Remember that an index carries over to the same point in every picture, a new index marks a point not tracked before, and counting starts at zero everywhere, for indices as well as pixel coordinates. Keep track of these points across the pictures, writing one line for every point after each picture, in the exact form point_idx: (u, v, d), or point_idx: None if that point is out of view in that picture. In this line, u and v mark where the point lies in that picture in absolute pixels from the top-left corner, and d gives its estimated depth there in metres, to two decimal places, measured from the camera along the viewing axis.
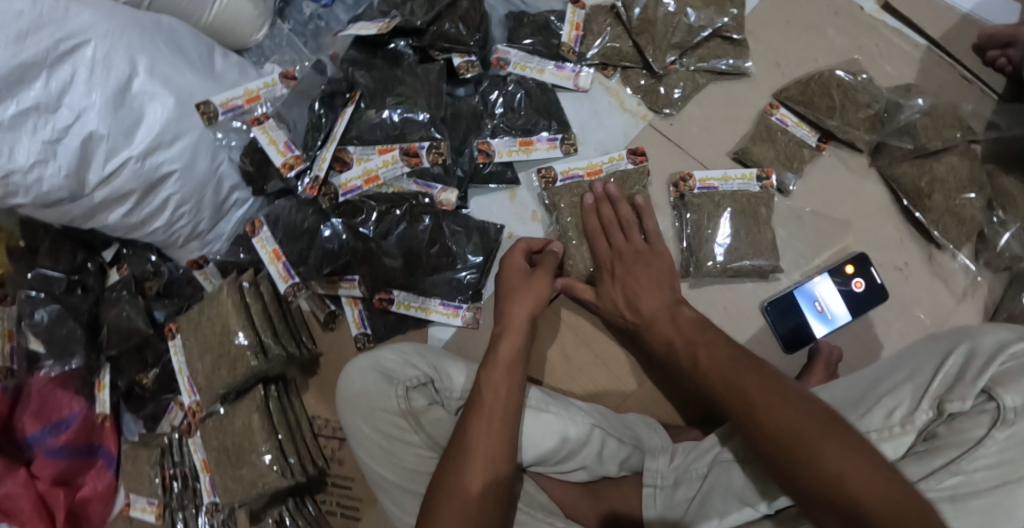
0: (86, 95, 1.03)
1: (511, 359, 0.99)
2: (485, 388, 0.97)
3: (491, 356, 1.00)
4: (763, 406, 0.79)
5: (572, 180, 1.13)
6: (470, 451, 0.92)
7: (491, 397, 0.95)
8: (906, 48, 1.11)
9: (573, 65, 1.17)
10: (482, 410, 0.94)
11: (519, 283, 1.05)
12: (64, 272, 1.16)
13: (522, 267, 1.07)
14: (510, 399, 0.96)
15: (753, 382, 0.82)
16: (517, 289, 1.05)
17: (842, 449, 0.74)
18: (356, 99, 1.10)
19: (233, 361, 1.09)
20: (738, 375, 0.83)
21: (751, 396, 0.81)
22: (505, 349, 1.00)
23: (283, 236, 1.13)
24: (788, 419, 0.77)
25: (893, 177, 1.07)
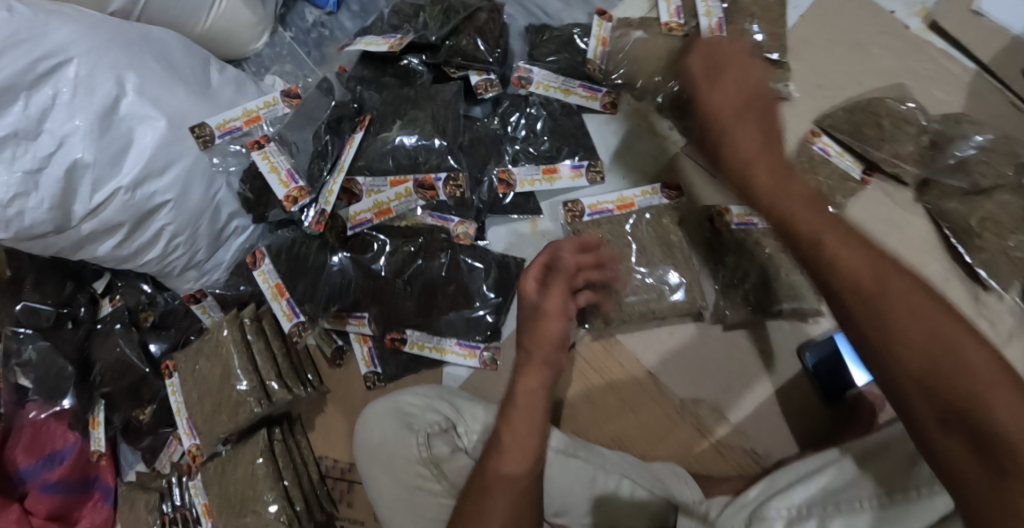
0: (69, 120, 0.94)
1: (529, 393, 0.89)
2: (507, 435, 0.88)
3: (512, 401, 0.90)
4: (997, 417, 0.57)
5: (601, 214, 1.04)
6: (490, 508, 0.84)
7: (510, 439, 0.87)
8: (955, 72, 1.02)
9: (600, 85, 1.07)
10: (505, 450, 0.87)
11: (532, 322, 0.89)
12: (53, 305, 1.08)
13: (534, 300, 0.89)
14: (531, 442, 0.87)
15: (977, 383, 0.58)
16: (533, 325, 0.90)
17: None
18: (365, 124, 1.02)
19: (235, 407, 1.02)
20: (960, 344, 0.59)
21: (967, 368, 0.58)
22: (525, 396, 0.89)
23: (286, 271, 1.04)
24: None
25: (943, 212, 1.00)
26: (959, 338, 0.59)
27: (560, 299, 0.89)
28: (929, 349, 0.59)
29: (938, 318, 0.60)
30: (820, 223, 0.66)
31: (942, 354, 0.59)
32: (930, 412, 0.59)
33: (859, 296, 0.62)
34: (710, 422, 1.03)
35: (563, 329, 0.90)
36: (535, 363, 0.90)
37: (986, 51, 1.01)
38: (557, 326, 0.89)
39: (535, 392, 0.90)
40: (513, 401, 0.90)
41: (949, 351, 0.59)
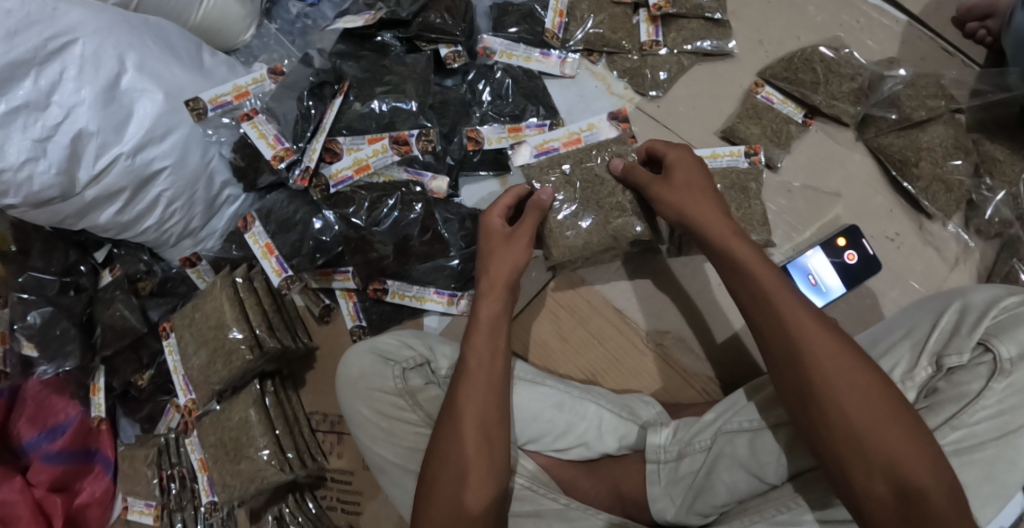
0: (76, 92, 1.03)
1: (494, 320, 0.96)
2: (471, 358, 0.93)
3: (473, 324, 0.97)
4: (830, 387, 0.77)
5: (548, 152, 1.10)
6: (463, 435, 0.89)
7: (475, 363, 0.93)
8: (885, 23, 1.12)
9: (558, 52, 1.18)
10: (468, 375, 0.92)
11: (500, 247, 1.00)
12: (56, 274, 1.15)
13: (501, 228, 1.01)
14: (495, 365, 0.93)
15: (799, 313, 0.81)
16: (495, 252, 1.00)
17: (897, 420, 0.76)
18: (345, 90, 1.11)
19: (228, 356, 1.08)
20: (805, 328, 0.80)
21: (806, 340, 0.79)
22: (486, 314, 0.96)
23: (275, 229, 1.13)
24: (860, 380, 0.77)
25: (881, 148, 1.08)
26: (805, 320, 0.80)
27: (527, 227, 1.00)
28: (790, 331, 0.80)
29: (800, 315, 0.81)
30: (696, 194, 0.94)
31: (793, 336, 0.80)
32: (789, 372, 0.80)
33: (745, 281, 0.85)
34: (675, 351, 1.09)
35: (525, 258, 1.00)
36: (498, 294, 0.98)
37: (914, 3, 1.12)
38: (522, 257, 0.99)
39: (494, 316, 0.97)
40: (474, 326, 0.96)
41: (794, 330, 0.80)
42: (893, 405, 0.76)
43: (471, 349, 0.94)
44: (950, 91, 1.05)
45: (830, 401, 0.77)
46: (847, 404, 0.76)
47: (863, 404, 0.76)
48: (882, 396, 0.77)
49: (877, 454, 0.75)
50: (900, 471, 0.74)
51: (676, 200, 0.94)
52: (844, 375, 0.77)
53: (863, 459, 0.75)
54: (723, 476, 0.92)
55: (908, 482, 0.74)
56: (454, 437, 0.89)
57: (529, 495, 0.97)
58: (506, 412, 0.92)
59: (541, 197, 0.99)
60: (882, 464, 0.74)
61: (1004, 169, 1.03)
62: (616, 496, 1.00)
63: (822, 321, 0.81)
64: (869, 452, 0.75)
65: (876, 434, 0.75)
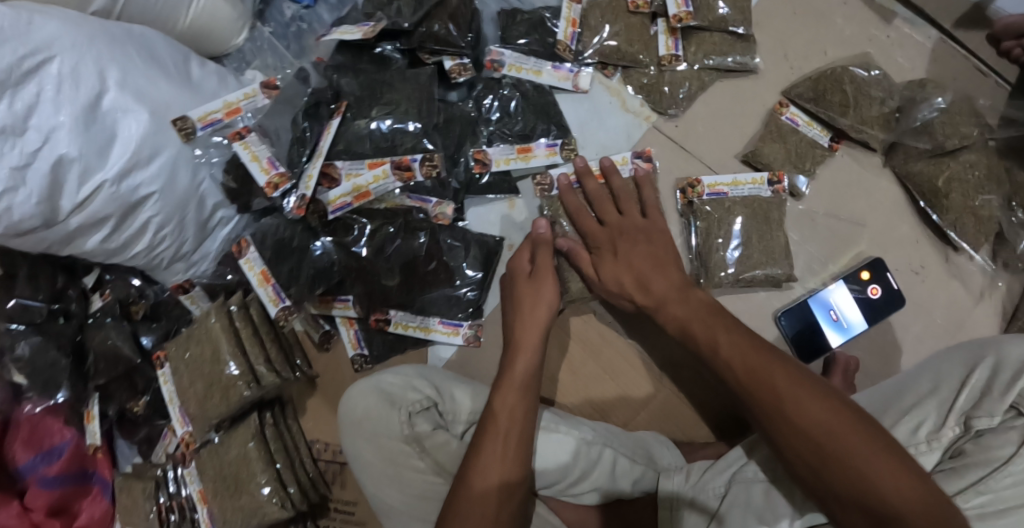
0: (55, 114, 0.96)
1: (527, 375, 0.95)
2: (500, 407, 0.93)
3: (508, 377, 0.95)
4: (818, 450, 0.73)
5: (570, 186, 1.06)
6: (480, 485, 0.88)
7: (504, 414, 0.92)
8: (915, 38, 1.05)
9: (571, 65, 1.11)
10: (495, 420, 0.91)
11: (526, 291, 0.99)
12: (45, 300, 1.09)
13: (524, 269, 1.01)
14: (526, 419, 0.92)
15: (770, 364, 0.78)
16: (525, 298, 0.99)
17: (894, 464, 0.70)
18: (342, 110, 1.04)
19: (225, 391, 1.04)
20: (789, 396, 0.76)
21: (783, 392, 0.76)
22: (521, 368, 0.95)
23: (272, 256, 1.07)
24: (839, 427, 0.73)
25: (909, 175, 1.02)
26: (788, 384, 0.76)
27: (548, 265, 1.00)
28: (769, 386, 0.77)
29: (782, 380, 0.77)
30: (649, 263, 0.95)
31: (773, 393, 0.77)
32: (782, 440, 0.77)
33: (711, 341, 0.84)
34: (689, 388, 1.05)
35: (556, 296, 1.00)
36: (531, 352, 0.97)
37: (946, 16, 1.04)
38: (547, 311, 0.98)
39: (530, 371, 0.96)
40: (507, 378, 0.95)
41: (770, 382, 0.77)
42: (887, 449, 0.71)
43: (503, 403, 0.93)
44: (980, 114, 0.99)
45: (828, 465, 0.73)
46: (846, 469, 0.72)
47: (855, 460, 0.72)
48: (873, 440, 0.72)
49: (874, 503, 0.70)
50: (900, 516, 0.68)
51: (638, 272, 0.95)
52: (832, 434, 0.73)
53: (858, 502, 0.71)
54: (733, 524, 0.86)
55: None
56: (474, 470, 0.89)
57: None
58: (527, 454, 0.91)
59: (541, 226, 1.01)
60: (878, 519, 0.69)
61: None
62: None
63: (807, 381, 0.76)
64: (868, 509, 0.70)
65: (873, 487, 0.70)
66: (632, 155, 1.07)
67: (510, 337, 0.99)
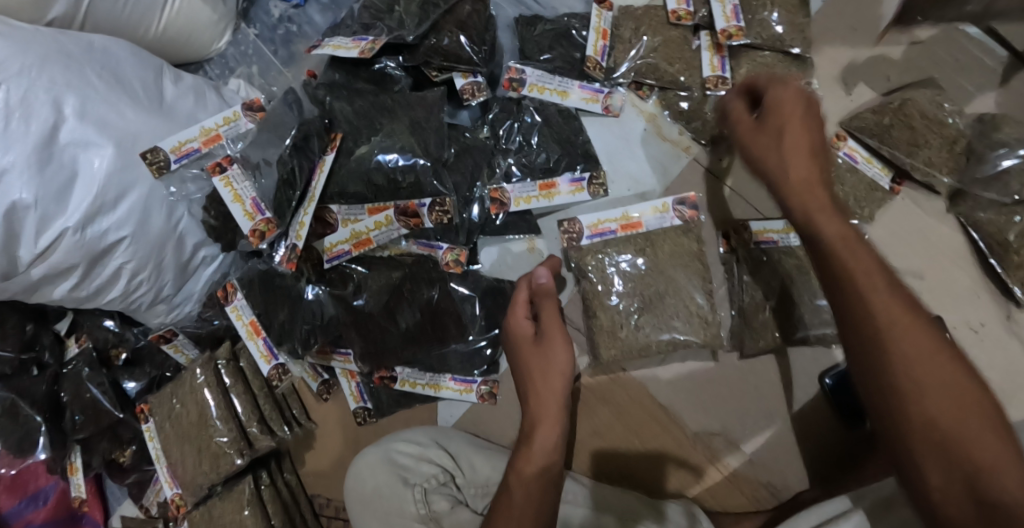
0: (4, 153, 0.83)
1: (547, 458, 0.81)
2: (516, 491, 0.79)
3: (522, 460, 0.81)
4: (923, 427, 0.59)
5: (603, 236, 0.91)
6: None
7: (519, 496, 0.78)
8: (993, 63, 0.90)
9: (601, 85, 0.95)
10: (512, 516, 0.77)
11: (534, 356, 0.83)
12: (14, 351, 0.98)
13: (530, 330, 0.85)
14: (546, 502, 0.78)
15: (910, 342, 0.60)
16: (534, 366, 0.84)
17: None
18: (337, 144, 0.90)
19: (215, 459, 0.94)
20: (875, 297, 0.62)
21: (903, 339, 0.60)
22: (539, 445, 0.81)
23: (262, 308, 0.95)
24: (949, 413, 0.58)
25: (976, 224, 0.90)
26: (883, 297, 0.62)
27: (554, 318, 0.84)
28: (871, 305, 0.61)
29: (856, 254, 0.64)
30: (796, 149, 0.69)
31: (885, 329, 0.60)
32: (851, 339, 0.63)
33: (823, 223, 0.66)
34: (724, 455, 0.95)
35: (568, 359, 0.84)
36: (548, 428, 0.82)
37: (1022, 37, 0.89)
38: (562, 383, 0.83)
39: (548, 451, 0.81)
40: (523, 459, 0.81)
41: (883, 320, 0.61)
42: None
43: (523, 495, 0.78)
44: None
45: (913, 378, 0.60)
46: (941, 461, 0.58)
47: (960, 432, 0.58)
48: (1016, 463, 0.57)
49: None
50: None
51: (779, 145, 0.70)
52: (936, 397, 0.59)
53: None
54: None
55: None
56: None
57: None
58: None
59: (539, 274, 0.87)
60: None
61: None
62: None
63: (916, 313, 0.61)
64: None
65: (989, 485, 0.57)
66: (674, 201, 0.91)
67: (526, 407, 0.84)
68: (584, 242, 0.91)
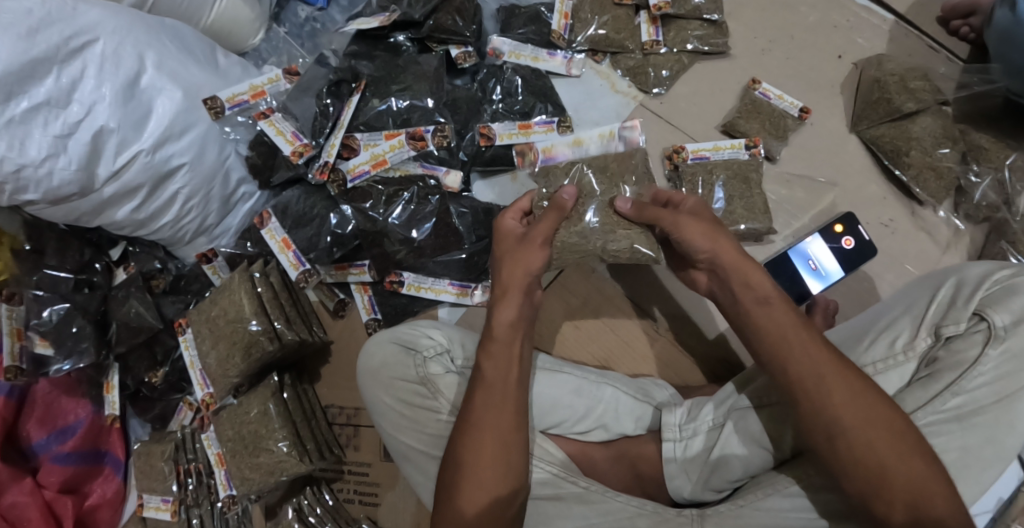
0: (96, 90, 1.04)
1: (510, 326, 0.94)
2: (488, 364, 0.93)
3: (479, 375, 0.93)
4: (849, 429, 0.78)
5: (553, 158, 1.15)
6: (484, 443, 0.90)
7: (493, 370, 0.93)
8: (879, 22, 1.17)
9: (564, 52, 1.23)
10: (482, 429, 0.90)
11: (513, 247, 0.97)
12: (71, 271, 1.16)
13: (516, 228, 0.99)
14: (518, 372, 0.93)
15: (810, 353, 0.81)
16: (509, 255, 0.97)
17: (914, 458, 0.77)
18: (362, 88, 1.15)
19: (248, 347, 1.10)
20: (788, 332, 0.83)
21: (811, 357, 0.81)
22: (504, 320, 0.94)
23: (292, 225, 1.15)
24: (876, 415, 0.78)
25: (873, 139, 1.13)
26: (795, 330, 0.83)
27: (544, 228, 0.97)
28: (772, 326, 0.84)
29: (798, 335, 0.83)
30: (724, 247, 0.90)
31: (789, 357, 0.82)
32: (787, 377, 0.82)
33: (769, 324, 0.84)
34: (682, 336, 1.13)
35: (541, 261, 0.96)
36: (503, 340, 0.94)
37: (899, 2, 1.18)
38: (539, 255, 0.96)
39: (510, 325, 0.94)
40: (490, 333, 0.95)
41: (804, 364, 0.81)
42: (911, 444, 0.78)
43: (484, 406, 0.91)
44: (930, 78, 1.10)
45: (827, 387, 0.80)
46: (869, 433, 0.78)
47: (855, 427, 0.78)
48: (896, 432, 0.78)
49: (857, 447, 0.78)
50: (882, 466, 0.77)
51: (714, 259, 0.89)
52: (833, 393, 0.79)
53: (846, 434, 0.79)
54: (737, 451, 0.94)
55: (890, 482, 0.77)
56: (455, 500, 0.90)
57: (549, 478, 0.99)
58: (514, 467, 0.91)
59: (565, 198, 0.95)
60: (906, 499, 0.76)
61: (991, 156, 1.08)
62: (633, 476, 1.02)
63: (842, 364, 0.81)
64: (891, 483, 0.77)
65: (869, 434, 0.78)
66: (619, 132, 1.16)
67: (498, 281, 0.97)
68: (539, 166, 1.14)
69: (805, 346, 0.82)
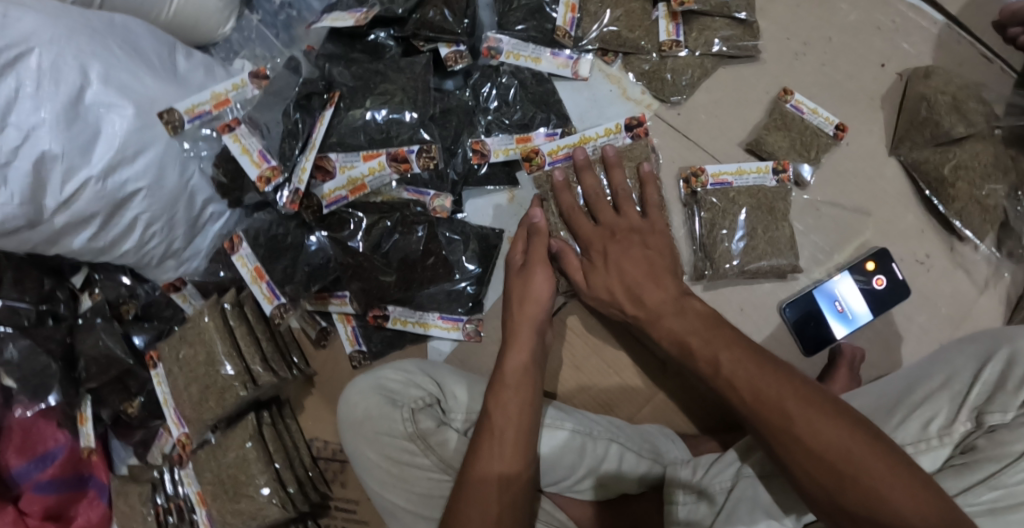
0: (34, 112, 0.91)
1: (521, 372, 0.90)
2: (496, 412, 0.88)
3: (487, 423, 0.88)
4: (802, 440, 0.72)
5: (562, 160, 1.04)
6: (489, 486, 0.84)
7: (503, 420, 0.87)
8: (927, 24, 1.03)
9: (570, 52, 1.07)
10: (490, 476, 0.85)
11: (518, 278, 0.96)
12: (32, 302, 1.08)
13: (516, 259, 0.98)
14: (523, 418, 0.88)
15: (742, 362, 0.78)
16: (515, 287, 0.96)
17: (877, 455, 0.70)
18: (335, 100, 1.00)
19: (221, 393, 1.02)
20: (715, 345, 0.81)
21: (739, 366, 0.78)
22: (514, 364, 0.91)
23: (264, 254, 1.04)
24: (829, 424, 0.72)
25: (914, 164, 1.00)
26: (722, 343, 0.81)
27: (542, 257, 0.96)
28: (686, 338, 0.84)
29: (725, 349, 0.80)
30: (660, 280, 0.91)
31: (714, 368, 0.80)
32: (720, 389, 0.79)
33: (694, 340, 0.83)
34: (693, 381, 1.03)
35: (548, 286, 0.95)
36: (514, 386, 0.89)
37: (952, 2, 1.03)
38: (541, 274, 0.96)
39: (521, 369, 0.91)
40: (501, 377, 0.91)
41: (733, 369, 0.78)
42: (870, 439, 0.71)
43: (489, 456, 0.86)
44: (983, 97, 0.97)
45: (767, 394, 0.75)
46: (823, 449, 0.71)
47: (799, 433, 0.72)
48: (856, 432, 0.71)
49: (808, 456, 0.72)
50: (839, 472, 0.70)
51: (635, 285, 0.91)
52: (775, 402, 0.74)
53: (795, 443, 0.72)
54: (742, 519, 0.83)
55: (856, 487, 0.69)
56: None
57: None
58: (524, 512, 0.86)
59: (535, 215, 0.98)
60: (871, 506, 0.69)
61: None
62: None
63: (787, 375, 0.76)
64: (853, 492, 0.69)
65: (817, 441, 0.72)
66: (625, 124, 1.04)
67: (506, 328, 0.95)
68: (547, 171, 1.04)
69: (729, 357, 0.79)
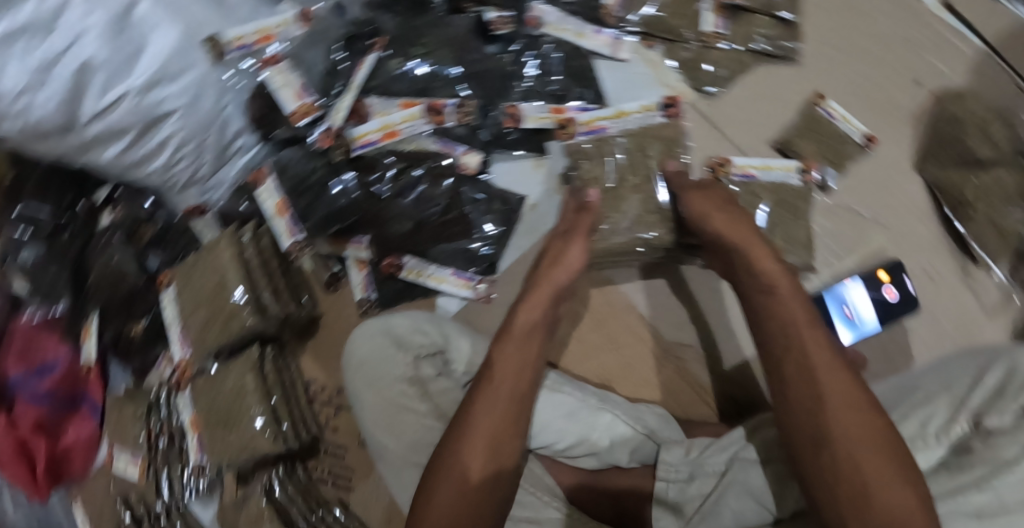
0: (83, 19, 0.92)
1: (531, 327, 0.88)
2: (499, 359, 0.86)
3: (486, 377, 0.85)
4: (837, 439, 0.67)
5: (597, 132, 1.05)
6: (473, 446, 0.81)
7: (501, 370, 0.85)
8: (964, 47, 1.04)
9: (613, 31, 1.09)
10: (475, 432, 0.81)
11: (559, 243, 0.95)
12: (52, 213, 1.10)
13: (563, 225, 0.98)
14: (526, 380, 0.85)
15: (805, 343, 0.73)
16: (549, 255, 0.94)
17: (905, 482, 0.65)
18: (380, 46, 1.03)
19: (227, 319, 1.03)
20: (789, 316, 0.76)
21: (805, 345, 0.73)
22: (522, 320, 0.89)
23: (290, 189, 1.05)
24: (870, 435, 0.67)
25: (939, 184, 1.02)
26: (797, 316, 0.75)
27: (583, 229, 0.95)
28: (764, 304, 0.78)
29: (800, 323, 0.75)
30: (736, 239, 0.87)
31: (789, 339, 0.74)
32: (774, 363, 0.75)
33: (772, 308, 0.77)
34: (693, 366, 1.04)
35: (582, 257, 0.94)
36: (521, 342, 0.87)
37: (988, 28, 1.03)
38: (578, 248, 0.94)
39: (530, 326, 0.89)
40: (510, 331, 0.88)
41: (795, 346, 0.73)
42: (906, 463, 0.66)
43: (481, 408, 0.82)
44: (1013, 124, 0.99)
45: (820, 380, 0.70)
46: (862, 462, 0.66)
47: (838, 430, 0.68)
48: (894, 452, 0.66)
49: (836, 459, 0.67)
50: (864, 486, 0.65)
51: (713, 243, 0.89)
52: (820, 392, 0.70)
53: (828, 440, 0.68)
54: (731, 502, 0.84)
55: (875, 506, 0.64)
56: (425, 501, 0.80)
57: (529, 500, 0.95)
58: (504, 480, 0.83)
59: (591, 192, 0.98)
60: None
61: None
62: (619, 509, 0.96)
63: (849, 371, 0.71)
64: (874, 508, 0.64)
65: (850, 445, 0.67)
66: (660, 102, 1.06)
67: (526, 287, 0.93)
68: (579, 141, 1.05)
69: (804, 333, 0.74)
